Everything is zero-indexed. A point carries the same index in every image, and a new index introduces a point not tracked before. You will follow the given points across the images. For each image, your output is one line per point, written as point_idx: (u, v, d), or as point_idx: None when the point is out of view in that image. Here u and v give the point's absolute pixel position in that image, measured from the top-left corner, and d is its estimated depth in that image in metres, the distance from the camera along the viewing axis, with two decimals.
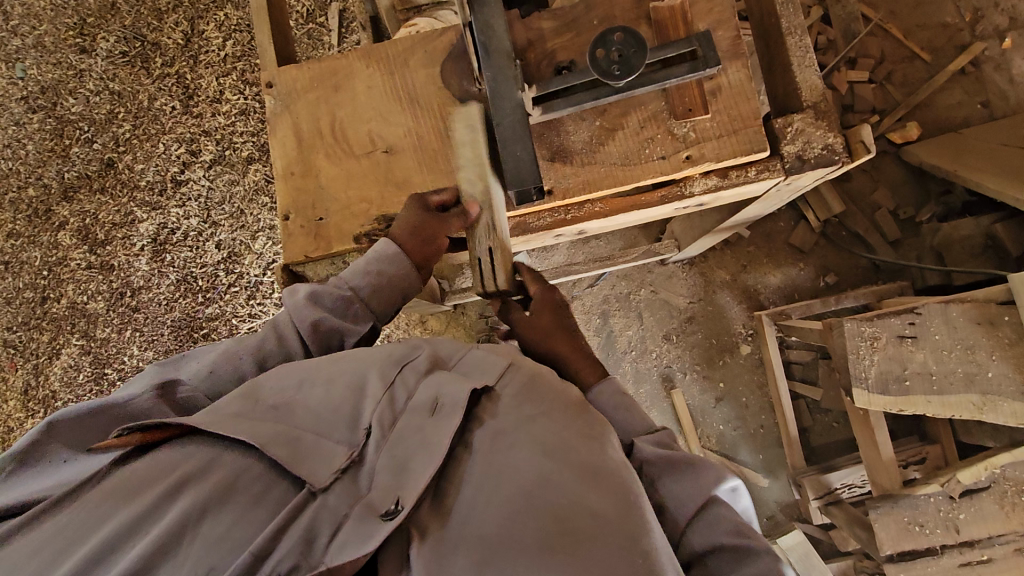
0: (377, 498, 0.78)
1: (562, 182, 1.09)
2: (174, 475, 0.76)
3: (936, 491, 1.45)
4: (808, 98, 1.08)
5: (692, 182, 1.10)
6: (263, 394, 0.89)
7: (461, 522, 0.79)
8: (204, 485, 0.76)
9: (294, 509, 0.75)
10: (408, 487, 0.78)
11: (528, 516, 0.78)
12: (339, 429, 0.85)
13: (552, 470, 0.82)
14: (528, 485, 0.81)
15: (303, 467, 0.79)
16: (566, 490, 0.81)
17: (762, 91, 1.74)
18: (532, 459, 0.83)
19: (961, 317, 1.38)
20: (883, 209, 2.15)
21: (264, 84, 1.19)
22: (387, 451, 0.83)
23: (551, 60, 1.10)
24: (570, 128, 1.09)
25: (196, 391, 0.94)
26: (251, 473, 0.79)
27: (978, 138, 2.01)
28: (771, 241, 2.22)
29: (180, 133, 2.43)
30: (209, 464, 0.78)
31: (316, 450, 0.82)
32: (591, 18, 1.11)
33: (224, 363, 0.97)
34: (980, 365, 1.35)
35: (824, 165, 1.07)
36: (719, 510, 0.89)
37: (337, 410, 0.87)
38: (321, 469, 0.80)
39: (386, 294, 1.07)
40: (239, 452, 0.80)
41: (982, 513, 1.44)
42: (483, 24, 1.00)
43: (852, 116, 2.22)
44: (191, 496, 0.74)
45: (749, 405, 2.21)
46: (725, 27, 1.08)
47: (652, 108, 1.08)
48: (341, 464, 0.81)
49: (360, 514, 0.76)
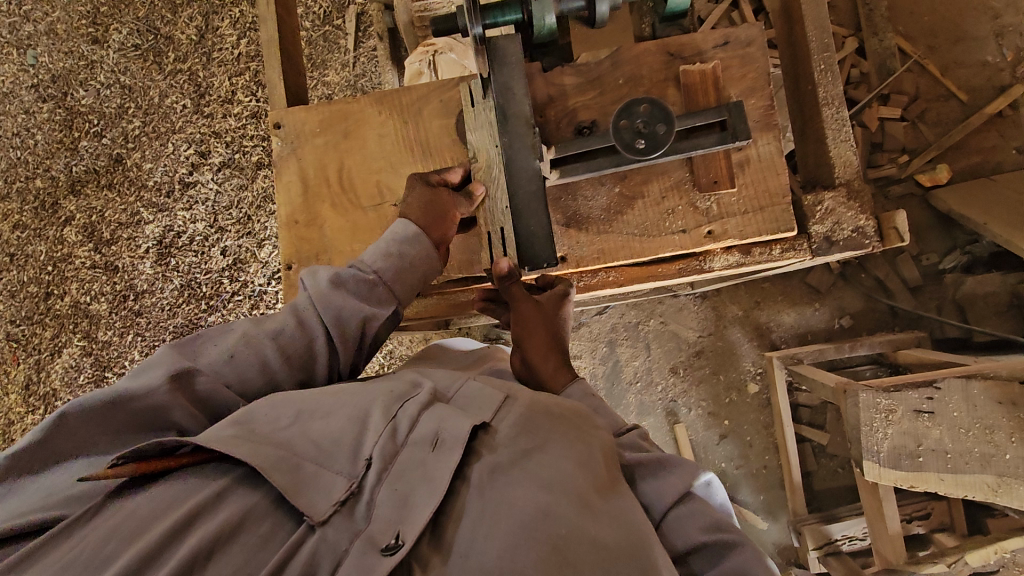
0: (377, 531, 0.73)
1: (576, 250, 1.05)
2: (180, 511, 0.70)
3: (942, 570, 1.39)
4: (841, 175, 1.02)
5: (713, 256, 1.05)
6: (258, 426, 0.80)
7: (463, 560, 0.74)
8: (211, 522, 0.70)
9: (291, 547, 0.70)
10: (409, 523, 0.73)
11: (531, 550, 0.73)
12: (338, 459, 0.78)
13: (554, 501, 0.77)
14: (529, 520, 0.75)
15: (300, 499, 0.73)
16: (569, 521, 0.76)
17: (790, 134, 1.67)
18: (533, 492, 0.78)
19: (983, 394, 1.33)
20: (906, 253, 2.08)
21: (271, 124, 1.14)
22: (388, 485, 0.77)
23: (571, 119, 1.05)
24: (587, 193, 1.04)
25: (216, 381, 0.84)
26: (257, 510, 0.73)
27: (1011, 187, 1.93)
28: (787, 279, 2.16)
29: (190, 133, 2.38)
30: (214, 500, 0.72)
31: (317, 481, 0.76)
32: (616, 76, 1.05)
33: (244, 349, 0.87)
34: (997, 446, 1.31)
35: (852, 249, 1.01)
36: (696, 504, 0.88)
37: (337, 439, 0.80)
38: (321, 501, 0.74)
39: (411, 278, 0.97)
40: (243, 486, 0.75)
41: None
42: (502, 87, 0.97)
43: (880, 154, 2.13)
44: (200, 532, 0.69)
45: (753, 444, 2.18)
46: (758, 95, 1.02)
47: (675, 177, 1.03)
48: (340, 496, 0.75)
49: (360, 550, 0.71)
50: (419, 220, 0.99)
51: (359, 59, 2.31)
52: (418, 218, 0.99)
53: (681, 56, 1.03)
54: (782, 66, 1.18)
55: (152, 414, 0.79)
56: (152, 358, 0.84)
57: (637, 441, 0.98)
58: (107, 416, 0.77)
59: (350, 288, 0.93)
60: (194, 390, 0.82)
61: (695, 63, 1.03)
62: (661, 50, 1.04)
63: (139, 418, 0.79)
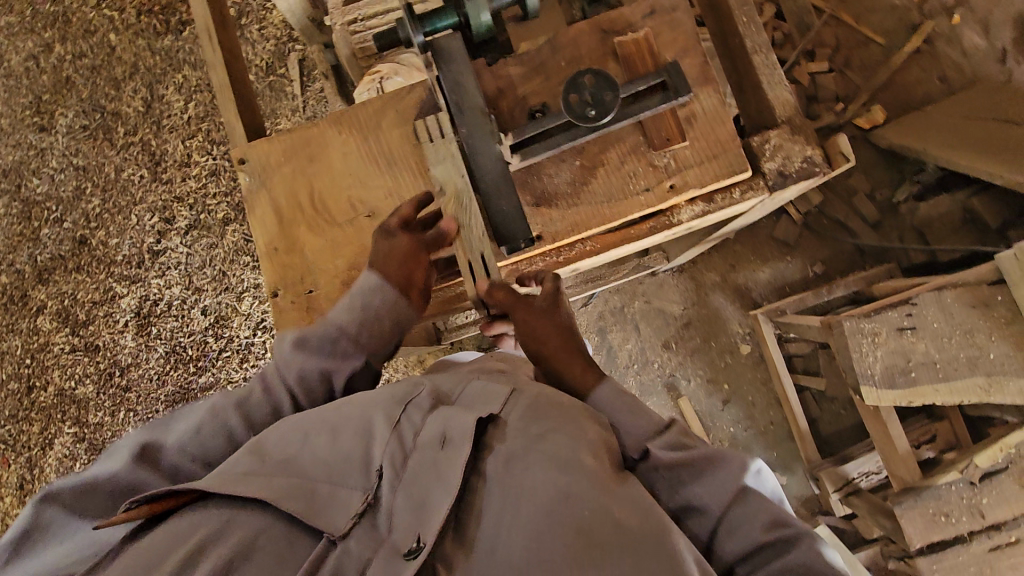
0: (398, 538, 0.73)
1: (550, 227, 1.09)
2: (191, 542, 0.69)
3: (956, 478, 1.44)
4: (781, 114, 1.09)
5: (679, 210, 1.10)
6: (268, 452, 0.82)
7: (487, 554, 0.76)
8: (221, 548, 0.69)
9: (315, 561, 0.70)
10: (428, 524, 0.73)
11: (553, 535, 0.74)
12: (350, 474, 0.80)
13: (571, 483, 0.77)
14: (549, 506, 0.76)
15: (319, 520, 0.73)
16: (588, 502, 0.76)
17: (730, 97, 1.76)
18: (549, 478, 0.78)
19: (955, 302, 1.40)
20: (860, 192, 2.19)
21: (237, 161, 1.17)
22: (403, 491, 0.78)
23: (523, 106, 1.10)
24: (551, 171, 1.08)
25: (187, 461, 0.87)
26: (270, 531, 0.72)
27: (943, 113, 2.05)
28: (756, 237, 2.25)
29: (152, 202, 2.39)
30: (224, 528, 0.71)
31: (332, 498, 0.76)
32: (557, 59, 1.11)
33: (210, 423, 0.89)
34: (981, 347, 1.36)
35: (806, 178, 1.07)
36: (753, 503, 0.86)
37: (346, 455, 0.81)
38: (338, 517, 0.74)
39: (377, 325, 0.99)
40: (254, 510, 0.74)
41: (1003, 494, 1.44)
42: (453, 83, 1.02)
43: (818, 105, 2.24)
44: (213, 560, 0.68)
45: (756, 402, 2.22)
46: (691, 54, 1.08)
47: (630, 143, 1.08)
48: (358, 509, 0.75)
49: (384, 558, 0.71)
50: (384, 268, 1.00)
51: (309, 102, 2.35)
52: (383, 267, 1.00)
53: (613, 31, 1.10)
54: (708, 29, 1.26)
55: (127, 490, 0.82)
56: (115, 449, 0.89)
57: (678, 438, 0.93)
58: (89, 494, 0.81)
59: (314, 344, 0.97)
60: (161, 466, 0.86)
61: (627, 34, 1.09)
62: (594, 28, 1.10)
63: (116, 498, 0.82)
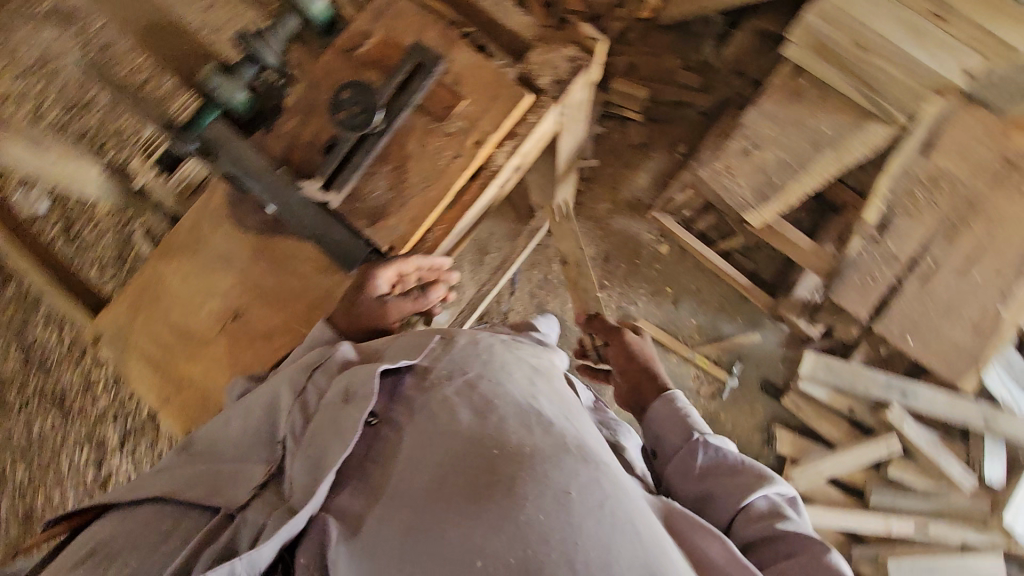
0: (295, 497, 0.83)
1: (395, 234, 1.11)
2: (88, 546, 0.86)
3: (862, 243, 1.46)
4: (530, 35, 1.17)
5: (495, 158, 1.16)
6: (196, 444, 0.94)
7: (416, 539, 0.77)
8: (107, 542, 0.85)
9: (206, 534, 0.84)
10: (322, 479, 0.83)
11: (493, 523, 0.75)
12: (259, 450, 0.91)
13: (528, 477, 0.78)
14: (495, 494, 0.77)
15: (221, 497, 0.87)
16: (540, 498, 0.77)
17: None
18: (508, 466, 0.80)
19: (774, 105, 1.51)
20: (676, 69, 2.36)
21: (94, 339, 1.19)
22: (303, 453, 0.87)
23: (313, 146, 1.13)
24: (368, 188, 1.12)
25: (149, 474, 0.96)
26: (166, 509, 0.89)
27: None
28: (614, 153, 2.41)
29: (73, 440, 2.27)
30: (120, 520, 0.88)
31: (238, 475, 0.89)
32: (321, 94, 1.15)
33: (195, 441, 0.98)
34: (815, 128, 1.48)
35: (579, 72, 1.15)
36: (752, 510, 0.92)
37: (256, 433, 0.92)
38: (241, 490, 0.87)
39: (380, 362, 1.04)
40: (161, 502, 0.90)
41: (908, 231, 1.46)
42: (237, 161, 1.07)
43: (600, 22, 2.41)
44: (100, 553, 0.84)
45: (700, 287, 2.31)
46: (427, 28, 1.15)
47: (420, 127, 1.13)
48: (261, 480, 0.88)
49: (275, 518, 0.81)
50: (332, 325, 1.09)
51: None
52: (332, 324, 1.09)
53: (354, 47, 1.16)
54: None
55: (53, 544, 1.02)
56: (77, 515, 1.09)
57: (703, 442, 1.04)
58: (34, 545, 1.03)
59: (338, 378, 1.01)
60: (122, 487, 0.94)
61: (366, 42, 1.16)
62: (337, 53, 1.16)
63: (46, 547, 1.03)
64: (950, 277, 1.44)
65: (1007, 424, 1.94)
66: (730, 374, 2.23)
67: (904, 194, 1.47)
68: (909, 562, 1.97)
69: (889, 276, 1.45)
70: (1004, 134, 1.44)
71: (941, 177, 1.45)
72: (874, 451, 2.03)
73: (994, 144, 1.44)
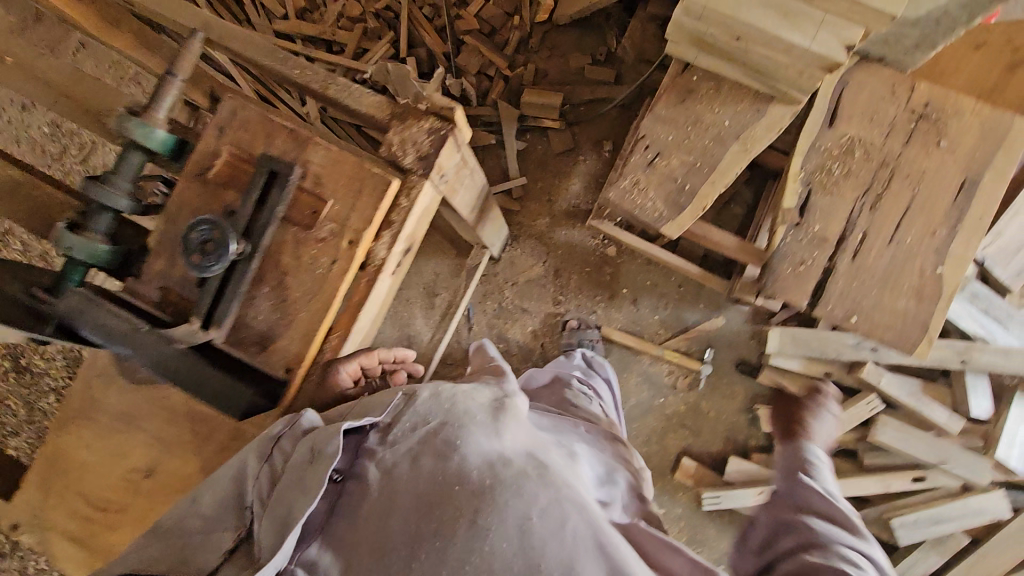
0: (264, 549, 0.94)
1: (288, 355, 1.06)
2: None
3: (783, 231, 1.41)
4: (384, 116, 1.11)
5: (375, 251, 1.10)
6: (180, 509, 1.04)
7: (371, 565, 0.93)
8: None
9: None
10: (287, 534, 0.93)
11: (438, 551, 0.91)
12: (229, 514, 1.02)
13: (475, 508, 0.92)
14: (444, 524, 0.92)
15: (192, 563, 1.00)
16: (488, 525, 0.92)
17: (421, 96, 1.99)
18: (456, 495, 0.94)
19: (669, 108, 1.44)
20: (586, 67, 2.29)
21: None
22: (272, 511, 0.97)
23: (187, 283, 1.08)
24: (251, 313, 1.07)
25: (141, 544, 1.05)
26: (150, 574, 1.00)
27: None
28: (543, 164, 2.33)
29: None
30: None
31: (216, 532, 1.01)
32: (183, 225, 1.09)
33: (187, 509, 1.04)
34: (716, 122, 1.42)
35: (443, 145, 1.09)
36: None
37: (230, 495, 1.02)
38: (221, 544, 1.00)
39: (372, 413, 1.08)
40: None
41: (830, 208, 1.39)
42: (92, 324, 1.01)
43: (499, 35, 2.34)
44: None
45: (656, 281, 2.24)
46: (276, 133, 1.09)
47: (291, 238, 1.08)
48: (235, 536, 1.00)
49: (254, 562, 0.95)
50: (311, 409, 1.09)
51: None
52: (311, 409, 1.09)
53: (205, 169, 1.10)
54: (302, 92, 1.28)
55: None
56: None
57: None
58: None
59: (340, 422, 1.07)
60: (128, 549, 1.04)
61: (216, 161, 1.09)
62: (190, 178, 1.10)
63: None
64: (885, 246, 1.37)
65: (984, 358, 1.88)
66: (703, 362, 2.17)
67: (818, 170, 1.40)
68: (913, 516, 1.95)
69: (823, 258, 1.38)
70: (908, 88, 1.39)
71: (854, 145, 1.39)
72: (854, 414, 1.97)
73: (900, 100, 1.39)
